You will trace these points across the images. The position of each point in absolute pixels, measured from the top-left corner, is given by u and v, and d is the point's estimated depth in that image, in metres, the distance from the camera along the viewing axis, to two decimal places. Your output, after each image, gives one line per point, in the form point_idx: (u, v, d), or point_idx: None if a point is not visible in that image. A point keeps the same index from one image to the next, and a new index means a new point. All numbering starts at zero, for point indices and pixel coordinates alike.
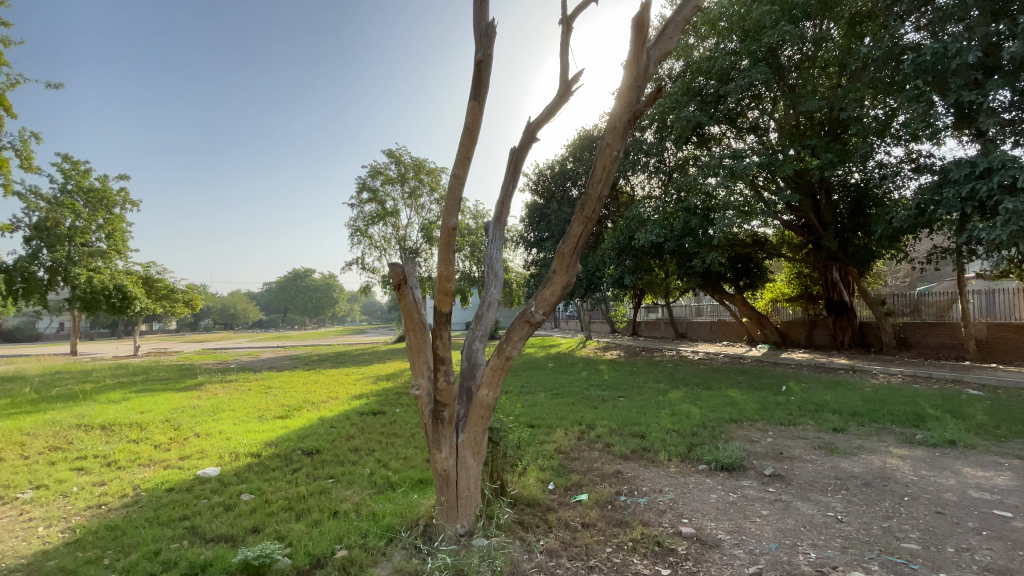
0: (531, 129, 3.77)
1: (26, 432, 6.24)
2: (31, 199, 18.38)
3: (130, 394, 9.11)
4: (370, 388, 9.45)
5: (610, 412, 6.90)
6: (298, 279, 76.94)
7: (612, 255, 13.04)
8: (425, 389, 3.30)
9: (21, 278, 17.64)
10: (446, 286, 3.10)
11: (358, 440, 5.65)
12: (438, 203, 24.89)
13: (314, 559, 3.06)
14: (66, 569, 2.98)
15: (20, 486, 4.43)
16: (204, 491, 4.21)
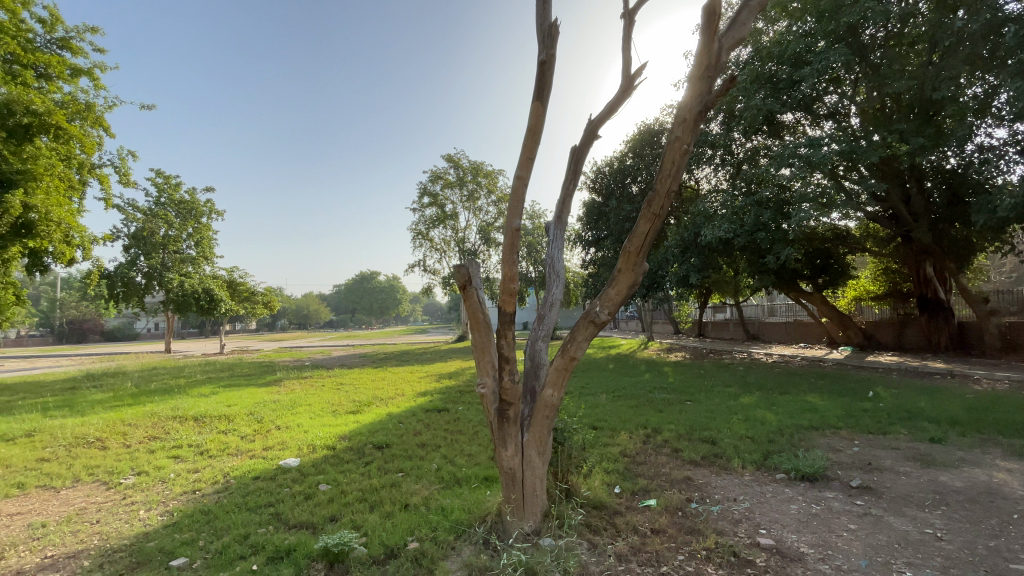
0: (593, 127, 3.74)
1: (129, 423, 6.93)
2: (131, 212, 20.46)
3: (218, 388, 9.93)
4: (433, 386, 9.71)
5: (677, 415, 6.67)
6: (364, 281, 80.71)
7: (676, 252, 12.62)
8: (490, 387, 3.31)
9: (123, 282, 19.81)
10: (510, 286, 3.11)
11: (424, 436, 5.81)
12: (495, 205, 25.22)
13: (387, 550, 3.18)
14: (166, 549, 3.28)
15: (124, 472, 4.93)
16: (285, 480, 4.49)
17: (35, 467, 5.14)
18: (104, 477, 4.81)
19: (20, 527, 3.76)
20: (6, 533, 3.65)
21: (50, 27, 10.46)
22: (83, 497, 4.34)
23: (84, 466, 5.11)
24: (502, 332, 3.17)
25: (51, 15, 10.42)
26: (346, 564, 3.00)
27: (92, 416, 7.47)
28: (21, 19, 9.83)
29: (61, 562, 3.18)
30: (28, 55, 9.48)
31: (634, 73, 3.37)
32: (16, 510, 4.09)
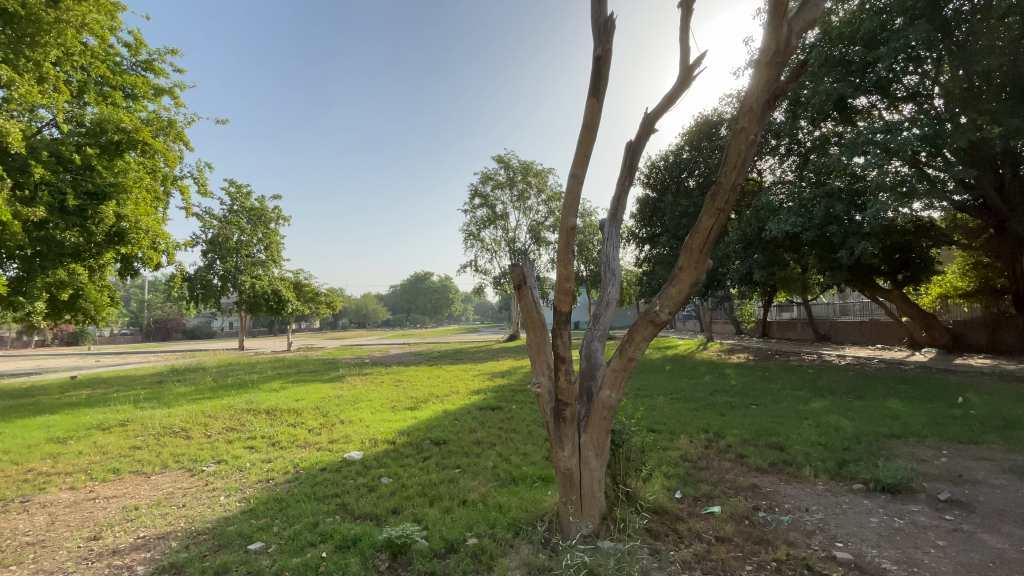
0: (649, 121, 3.66)
1: (209, 414, 7.49)
2: (208, 219, 22.10)
3: (287, 384, 10.53)
4: (487, 384, 9.82)
5: (740, 419, 6.39)
6: (418, 282, 82.97)
7: (738, 249, 12.11)
8: (546, 387, 3.30)
9: (202, 285, 21.43)
10: (565, 286, 3.08)
11: (479, 434, 5.89)
12: (546, 203, 25.18)
13: (447, 544, 3.24)
14: (244, 534, 3.51)
15: (206, 460, 5.32)
16: (349, 472, 4.69)
17: (130, 453, 5.66)
18: (188, 464, 5.23)
19: (119, 508, 4.15)
20: (108, 513, 4.05)
21: (135, 51, 11.46)
22: (171, 482, 4.73)
23: (171, 454, 5.57)
24: (558, 332, 3.16)
25: (136, 40, 11.41)
26: (409, 555, 3.09)
27: (178, 407, 8.14)
28: (111, 45, 10.84)
29: (154, 542, 3.48)
30: (117, 78, 10.44)
31: (693, 63, 3.25)
32: (115, 492, 4.52)
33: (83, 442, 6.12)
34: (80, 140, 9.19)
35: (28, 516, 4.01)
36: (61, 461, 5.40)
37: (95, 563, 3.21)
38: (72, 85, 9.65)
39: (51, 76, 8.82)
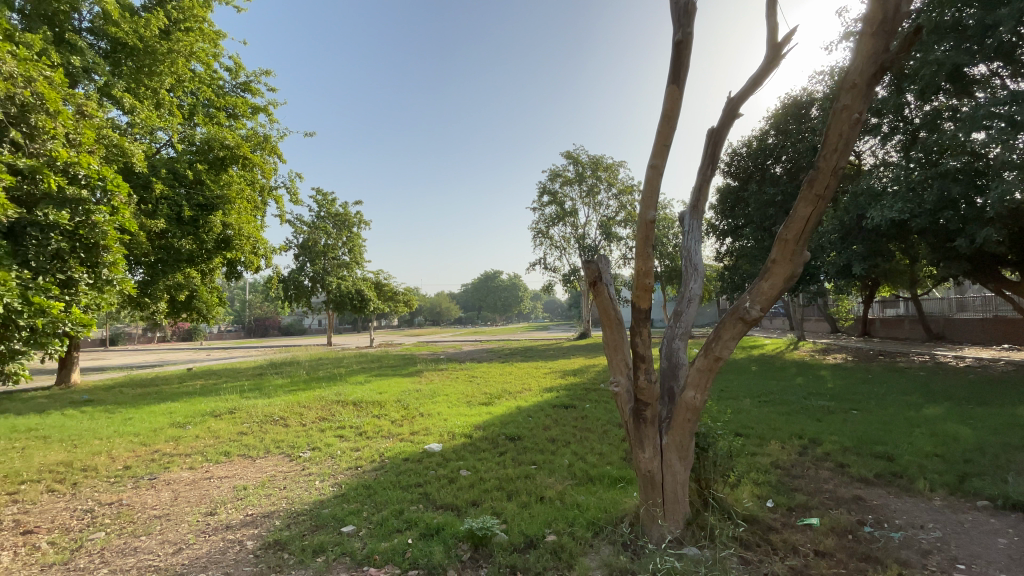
0: (733, 105, 3.47)
1: (304, 404, 8.13)
2: (299, 225, 23.96)
3: (371, 378, 11.18)
4: (560, 381, 9.79)
5: (839, 426, 5.87)
6: (488, 281, 84.61)
7: (833, 239, 11.14)
8: (624, 386, 3.22)
9: (295, 286, 23.29)
10: (644, 281, 2.98)
11: (554, 431, 5.89)
12: (617, 198, 24.63)
13: (527, 539, 3.28)
14: (338, 516, 3.77)
15: (303, 447, 5.78)
16: (430, 464, 4.88)
17: (238, 438, 6.27)
18: (287, 450, 5.70)
19: (230, 487, 4.62)
20: (221, 492, 4.51)
21: (235, 74, 12.64)
22: (273, 466, 5.18)
23: (273, 440, 6.10)
24: (636, 330, 3.07)
25: (235, 64, 12.57)
26: (490, 548, 3.16)
27: (277, 398, 8.91)
28: (215, 71, 12.02)
29: (259, 520, 3.82)
30: (221, 99, 11.56)
31: (782, 40, 3.03)
32: (227, 473, 5.03)
33: (199, 427, 6.87)
34: (192, 157, 10.30)
35: (158, 491, 4.57)
36: (182, 444, 6.10)
37: (212, 536, 3.58)
38: (183, 108, 10.81)
39: (166, 101, 10.04)
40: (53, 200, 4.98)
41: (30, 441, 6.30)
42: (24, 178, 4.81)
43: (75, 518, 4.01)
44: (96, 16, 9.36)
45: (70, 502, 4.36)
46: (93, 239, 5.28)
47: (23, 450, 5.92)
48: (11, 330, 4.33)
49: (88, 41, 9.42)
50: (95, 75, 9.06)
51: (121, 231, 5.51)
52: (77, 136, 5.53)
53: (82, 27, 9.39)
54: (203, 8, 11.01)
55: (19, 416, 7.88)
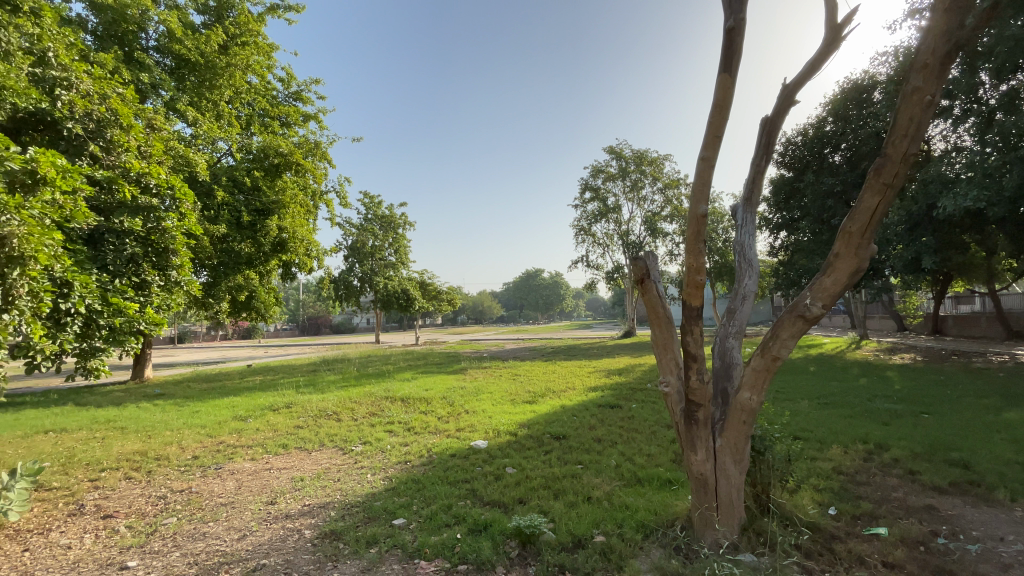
0: (789, 92, 3.31)
1: (355, 400, 8.43)
2: (348, 228, 24.86)
3: (418, 375, 11.45)
4: (605, 380, 9.66)
5: (908, 430, 5.48)
6: (530, 279, 84.72)
7: (899, 231, 10.44)
8: (674, 387, 3.14)
9: (345, 286, 24.16)
10: (696, 278, 2.89)
11: (600, 431, 5.82)
12: (662, 192, 24.05)
13: (575, 539, 3.25)
14: (389, 509, 3.88)
15: (355, 441, 6.00)
16: (476, 460, 4.93)
17: (294, 432, 6.58)
18: (340, 444, 5.92)
19: (288, 478, 4.85)
20: (280, 482, 4.74)
21: (288, 84, 13.23)
22: (327, 459, 5.40)
23: (327, 434, 6.36)
24: (688, 329, 2.98)
25: (288, 74, 13.15)
26: (538, 546, 3.16)
27: (330, 393, 9.28)
28: (270, 82, 12.62)
29: (316, 510, 3.99)
30: (275, 109, 12.14)
31: (842, 21, 2.85)
32: (285, 464, 5.28)
33: (259, 421, 7.25)
34: (250, 165, 10.88)
35: (224, 480, 4.86)
36: (244, 436, 6.45)
37: (273, 524, 3.77)
38: (241, 119, 11.43)
39: (226, 113, 10.60)
40: (128, 208, 5.38)
41: (111, 431, 6.85)
42: (103, 189, 5.15)
43: (151, 504, 4.33)
44: (161, 35, 10.05)
45: (146, 488, 4.72)
46: (163, 244, 5.68)
47: (104, 439, 6.45)
48: (93, 329, 4.67)
49: (155, 59, 10.11)
50: (161, 91, 9.73)
51: (187, 236, 5.89)
52: (148, 148, 5.94)
53: (149, 45, 10.11)
54: (258, 22, 11.59)
55: (102, 408, 8.59)
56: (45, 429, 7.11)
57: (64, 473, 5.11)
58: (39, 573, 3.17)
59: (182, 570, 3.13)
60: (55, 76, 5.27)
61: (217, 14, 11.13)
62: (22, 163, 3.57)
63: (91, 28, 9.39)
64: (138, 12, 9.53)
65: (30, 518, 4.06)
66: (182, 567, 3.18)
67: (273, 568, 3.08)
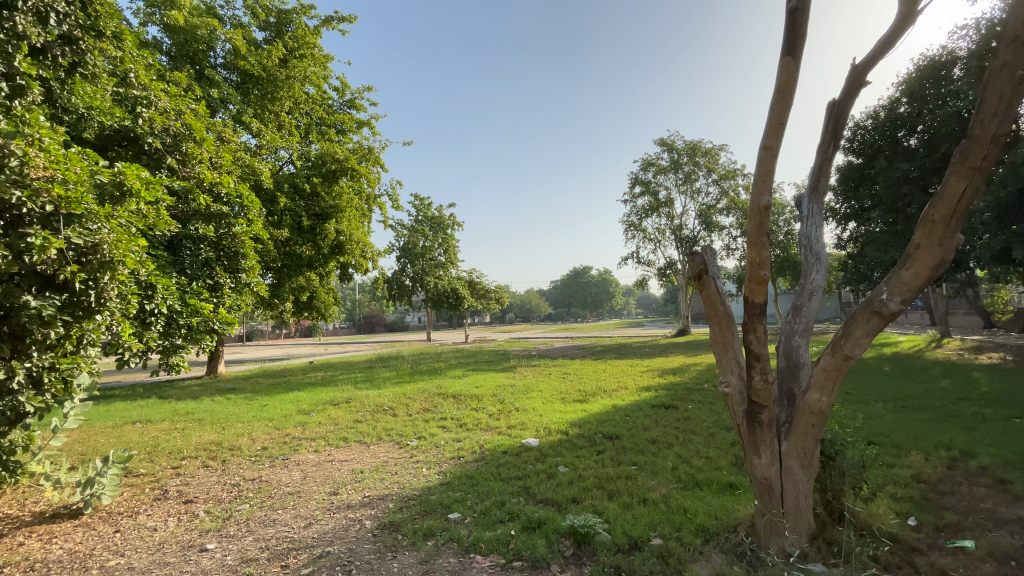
0: (858, 73, 3.10)
1: (409, 396, 8.69)
2: (400, 229, 25.63)
3: (468, 372, 11.63)
4: (658, 380, 9.41)
5: (999, 437, 4.98)
6: (578, 277, 84.01)
7: (987, 219, 9.52)
8: (736, 387, 3.02)
9: (397, 285, 24.92)
10: (759, 273, 2.76)
11: (654, 432, 5.68)
12: (717, 184, 23.15)
13: (631, 541, 3.19)
14: (444, 503, 3.97)
15: (410, 436, 6.18)
16: (528, 458, 4.95)
17: (354, 425, 6.86)
18: (396, 438, 6.11)
19: (349, 470, 5.06)
20: (342, 474, 4.95)
21: (343, 93, 13.80)
22: (385, 452, 5.59)
23: (384, 428, 6.59)
24: (750, 327, 2.85)
25: (342, 83, 13.71)
26: (593, 546, 3.13)
27: (386, 389, 9.61)
28: (326, 91, 13.21)
29: (375, 502, 4.14)
30: (331, 117, 12.70)
31: None
32: (346, 457, 5.52)
33: (321, 414, 7.62)
34: (309, 171, 11.46)
35: (290, 470, 5.15)
36: (308, 429, 6.80)
37: (336, 514, 3.95)
38: (301, 128, 12.04)
39: (287, 123, 11.20)
40: (202, 215, 5.77)
41: (190, 423, 7.41)
42: (180, 199, 5.58)
43: (226, 491, 4.64)
44: (227, 53, 10.74)
45: (222, 476, 5.07)
46: (234, 248, 6.07)
47: (184, 430, 6.99)
48: (175, 328, 5.08)
49: (223, 75, 10.82)
50: (228, 105, 10.42)
51: (255, 240, 6.26)
52: (219, 159, 6.37)
53: (218, 63, 10.83)
54: (315, 35, 12.15)
55: (181, 401, 9.30)
56: (133, 420, 7.79)
57: (150, 461, 5.58)
58: (131, 552, 3.47)
59: (255, 553, 3.34)
60: (136, 95, 5.77)
61: (277, 29, 11.77)
62: (111, 176, 3.87)
63: (166, 49, 10.18)
64: (207, 32, 10.24)
65: (122, 501, 4.46)
66: (255, 551, 3.39)
67: (336, 556, 3.23)
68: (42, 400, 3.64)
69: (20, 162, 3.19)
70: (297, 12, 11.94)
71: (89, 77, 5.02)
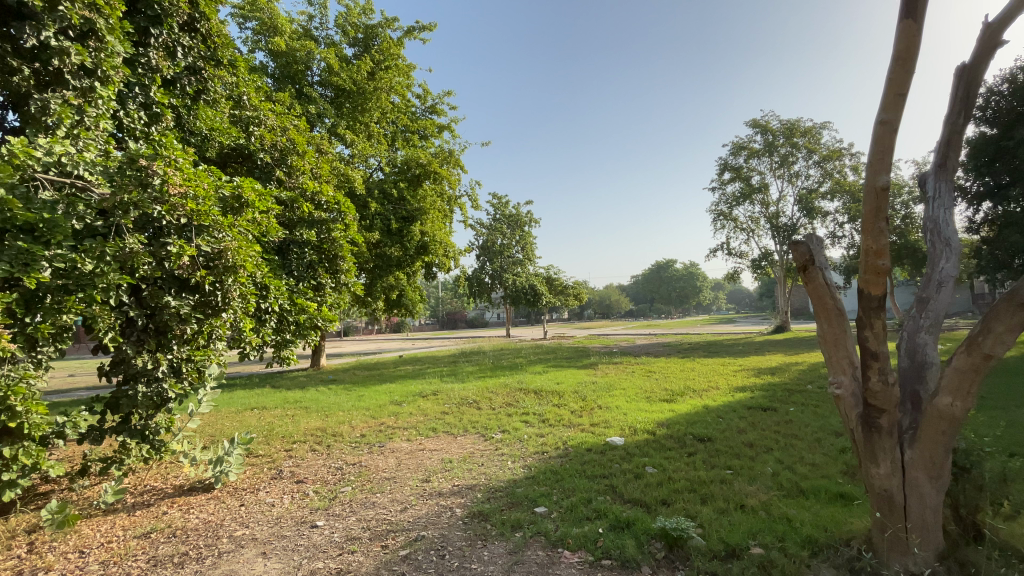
0: (994, 30, 2.67)
1: (492, 390, 8.92)
2: (479, 228, 26.28)
3: (548, 368, 11.70)
4: (753, 380, 8.81)
5: None
6: (660, 271, 80.96)
7: None
8: (849, 388, 2.75)
9: (477, 282, 25.61)
10: (877, 263, 2.49)
11: (750, 435, 5.34)
12: (818, 166, 21.18)
13: (728, 548, 3.03)
14: (530, 496, 4.02)
15: (494, 429, 6.33)
16: (613, 457, 4.86)
17: (441, 417, 7.18)
18: (481, 431, 6.30)
19: (439, 459, 5.30)
20: (432, 463, 5.20)
21: (425, 99, 14.41)
22: (471, 444, 5.79)
23: (470, 421, 6.82)
24: (865, 322, 2.58)
25: (424, 90, 14.33)
26: (686, 550, 3.01)
27: (470, 383, 9.94)
28: (410, 99, 13.88)
29: (464, 491, 4.30)
30: (415, 124, 13.33)
31: None
32: (436, 446, 5.78)
33: (411, 405, 8.05)
34: (396, 176, 12.15)
35: (386, 457, 5.50)
36: (400, 419, 7.23)
37: (429, 500, 4.16)
38: (388, 136, 12.76)
39: (375, 133, 11.94)
40: (306, 221, 6.34)
41: (298, 410, 8.18)
42: (288, 207, 6.17)
43: (331, 473, 5.07)
44: (322, 70, 11.61)
45: (327, 460, 5.54)
46: (333, 252, 6.57)
47: (293, 416, 7.72)
48: (285, 324, 5.64)
49: (319, 91, 11.71)
50: (325, 119, 11.28)
51: (351, 243, 6.72)
52: (318, 170, 6.90)
53: (315, 81, 11.73)
54: (399, 46, 12.80)
55: (290, 390, 10.28)
56: (251, 406, 8.75)
57: (267, 443, 6.23)
58: (254, 524, 3.91)
59: (358, 533, 3.61)
60: (249, 116, 6.40)
61: (365, 44, 12.52)
62: (231, 190, 4.32)
63: (271, 72, 11.24)
64: (305, 53, 11.16)
65: (245, 478, 5.03)
66: (358, 530, 3.67)
67: (431, 540, 3.40)
68: (181, 387, 4.19)
69: (161, 181, 3.67)
70: (382, 26, 12.63)
71: (210, 102, 5.92)
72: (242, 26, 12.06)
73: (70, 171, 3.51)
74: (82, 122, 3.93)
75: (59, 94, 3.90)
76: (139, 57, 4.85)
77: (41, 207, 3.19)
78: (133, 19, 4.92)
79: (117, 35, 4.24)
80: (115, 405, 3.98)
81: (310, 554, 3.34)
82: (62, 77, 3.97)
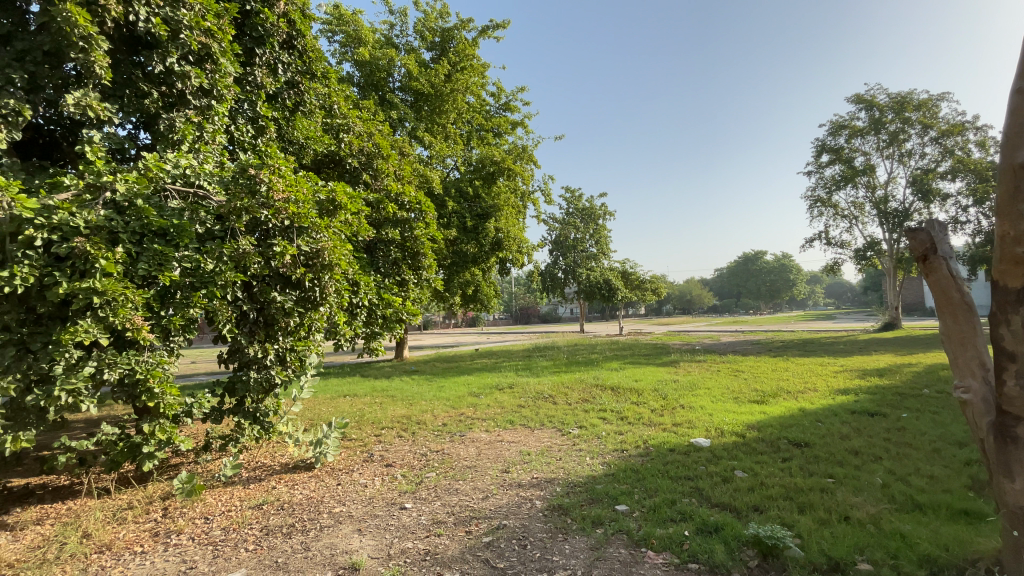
0: None
1: (567, 385, 8.91)
2: (552, 223, 26.21)
3: (625, 364, 11.43)
4: (857, 382, 8.02)
5: None
6: (746, 264, 76.03)
7: None
8: (979, 392, 2.43)
9: (551, 277, 25.60)
10: (1015, 250, 2.17)
11: (855, 442, 4.89)
12: (936, 142, 18.78)
13: (831, 561, 2.81)
14: (611, 494, 3.98)
15: (571, 424, 6.32)
16: (698, 458, 4.68)
17: (518, 410, 7.29)
18: (558, 425, 6.31)
19: (517, 451, 5.40)
20: (511, 454, 5.30)
21: (499, 97, 14.62)
22: (549, 438, 5.82)
23: (547, 415, 6.86)
24: (1000, 319, 2.27)
25: (499, 88, 14.52)
26: (782, 560, 2.84)
27: (545, 377, 9.99)
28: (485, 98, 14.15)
29: (543, 484, 4.35)
30: (489, 122, 13.59)
31: None
32: (513, 438, 5.89)
33: (489, 397, 8.25)
34: (472, 175, 12.47)
35: (467, 446, 5.69)
36: (479, 410, 7.44)
37: (509, 490, 4.26)
38: (464, 135, 13.10)
39: (452, 133, 12.34)
40: (390, 221, 6.69)
41: (385, 398, 8.70)
42: (374, 208, 6.53)
43: (417, 459, 5.35)
44: (403, 76, 12.16)
45: (413, 446, 5.84)
46: (416, 249, 6.89)
47: (381, 405, 8.20)
48: (374, 318, 6.01)
49: (400, 96, 12.26)
50: (405, 123, 11.82)
51: (432, 240, 6.99)
52: (401, 171, 7.22)
53: (396, 87, 12.28)
54: (473, 46, 13.06)
55: (377, 380, 10.96)
56: (344, 393, 9.43)
57: (359, 428, 6.69)
58: (349, 503, 4.22)
59: (444, 517, 3.79)
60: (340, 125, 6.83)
61: (442, 47, 12.90)
62: (327, 195, 4.68)
63: (357, 81, 11.93)
64: (387, 62, 11.75)
65: (341, 460, 5.44)
66: (443, 515, 3.85)
67: (512, 530, 3.48)
68: (286, 374, 4.61)
69: (267, 188, 4.04)
70: (458, 27, 12.94)
71: (306, 113, 6.42)
72: (331, 40, 12.91)
73: (193, 181, 4.03)
74: (201, 137, 4.50)
75: (182, 113, 4.44)
76: (247, 76, 5.44)
77: (171, 213, 3.74)
78: (241, 42, 5.53)
79: (229, 57, 4.73)
80: (232, 389, 4.47)
81: (400, 534, 3.55)
82: (185, 99, 4.53)
